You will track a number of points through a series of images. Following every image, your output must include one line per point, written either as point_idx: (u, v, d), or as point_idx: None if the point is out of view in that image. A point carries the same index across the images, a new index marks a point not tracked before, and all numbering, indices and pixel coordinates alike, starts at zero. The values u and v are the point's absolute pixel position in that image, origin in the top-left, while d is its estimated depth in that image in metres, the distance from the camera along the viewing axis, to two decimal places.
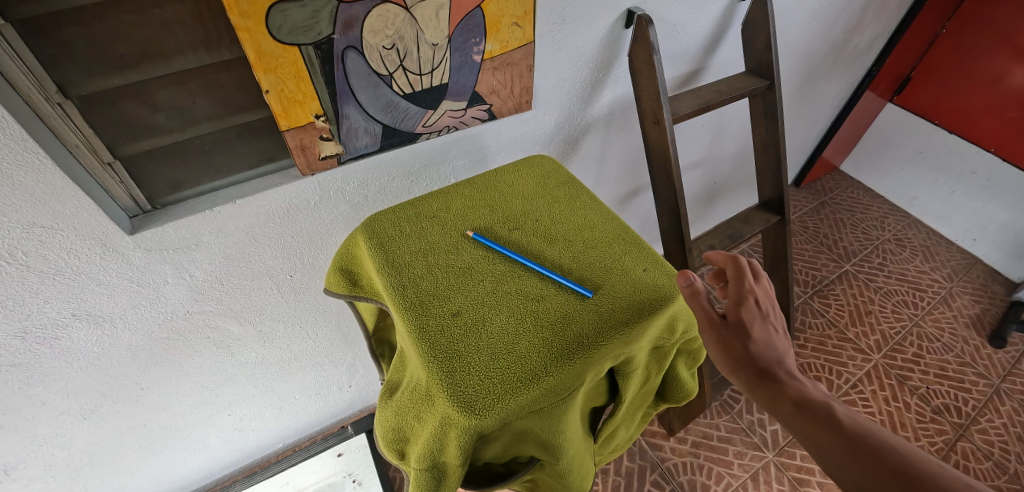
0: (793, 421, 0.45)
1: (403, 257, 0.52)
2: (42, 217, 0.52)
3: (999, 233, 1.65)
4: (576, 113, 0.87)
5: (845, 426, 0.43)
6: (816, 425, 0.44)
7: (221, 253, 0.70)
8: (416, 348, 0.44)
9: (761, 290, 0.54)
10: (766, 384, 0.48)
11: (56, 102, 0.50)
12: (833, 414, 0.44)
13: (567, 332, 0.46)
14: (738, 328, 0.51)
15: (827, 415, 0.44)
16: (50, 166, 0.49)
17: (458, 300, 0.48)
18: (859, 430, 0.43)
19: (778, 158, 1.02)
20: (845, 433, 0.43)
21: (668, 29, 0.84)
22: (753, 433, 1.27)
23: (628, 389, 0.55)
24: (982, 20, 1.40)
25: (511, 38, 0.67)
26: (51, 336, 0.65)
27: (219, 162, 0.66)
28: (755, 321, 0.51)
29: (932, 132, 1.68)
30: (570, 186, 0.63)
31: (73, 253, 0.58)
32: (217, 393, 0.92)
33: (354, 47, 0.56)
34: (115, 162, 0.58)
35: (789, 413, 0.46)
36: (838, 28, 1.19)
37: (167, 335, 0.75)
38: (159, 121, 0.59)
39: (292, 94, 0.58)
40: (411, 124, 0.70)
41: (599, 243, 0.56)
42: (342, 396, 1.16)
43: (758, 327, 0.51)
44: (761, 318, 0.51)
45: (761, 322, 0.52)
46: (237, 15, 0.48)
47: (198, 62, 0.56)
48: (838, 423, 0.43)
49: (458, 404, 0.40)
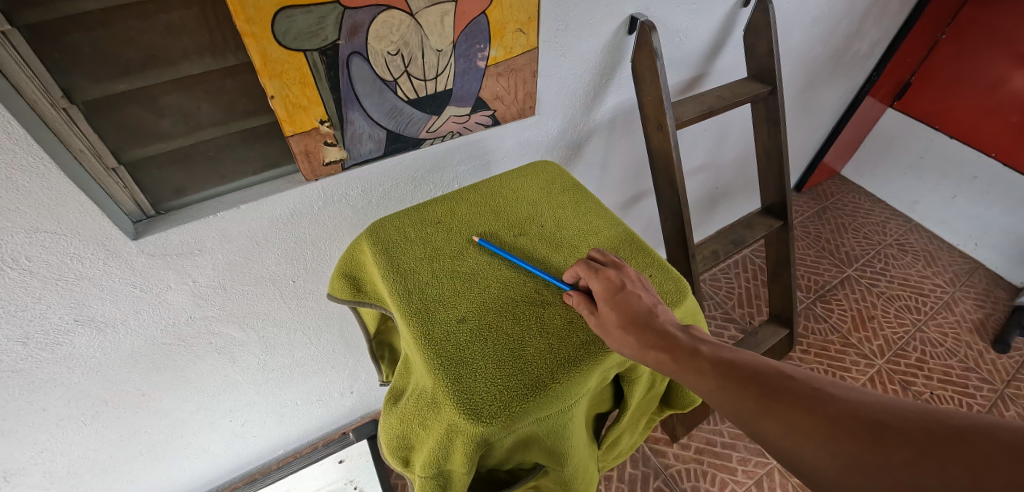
0: (693, 375, 0.40)
1: (408, 263, 0.52)
2: (46, 222, 0.52)
3: (1002, 238, 1.65)
4: (579, 119, 0.87)
5: (747, 366, 0.39)
6: (717, 376, 0.39)
7: (224, 259, 0.69)
8: (421, 354, 0.44)
9: (621, 270, 0.48)
10: (655, 348, 0.42)
11: (61, 107, 0.50)
12: (734, 358, 0.40)
13: (573, 338, 0.45)
14: (613, 304, 0.44)
15: (732, 364, 0.40)
16: (54, 171, 0.49)
17: (462, 307, 0.48)
18: (759, 365, 0.39)
19: (780, 163, 1.02)
20: (736, 373, 0.39)
21: (671, 35, 0.84)
22: None
23: (633, 395, 0.55)
24: (982, 26, 1.41)
25: (515, 44, 0.67)
26: (53, 342, 0.65)
27: (224, 168, 0.66)
28: (620, 295, 0.45)
29: (933, 137, 1.68)
30: (575, 191, 0.63)
31: (77, 258, 0.57)
32: (219, 399, 0.92)
33: (359, 53, 0.57)
34: (120, 168, 0.58)
35: (692, 369, 0.40)
36: (838, 35, 1.20)
37: (169, 340, 0.75)
38: (164, 126, 0.59)
39: (298, 100, 0.58)
40: (415, 130, 0.70)
41: (605, 248, 0.55)
42: (343, 402, 1.16)
43: (624, 298, 0.45)
44: (623, 291, 0.46)
45: (627, 294, 0.46)
46: (243, 21, 0.49)
47: (204, 68, 0.56)
48: (740, 367, 0.39)
49: (465, 411, 0.39)
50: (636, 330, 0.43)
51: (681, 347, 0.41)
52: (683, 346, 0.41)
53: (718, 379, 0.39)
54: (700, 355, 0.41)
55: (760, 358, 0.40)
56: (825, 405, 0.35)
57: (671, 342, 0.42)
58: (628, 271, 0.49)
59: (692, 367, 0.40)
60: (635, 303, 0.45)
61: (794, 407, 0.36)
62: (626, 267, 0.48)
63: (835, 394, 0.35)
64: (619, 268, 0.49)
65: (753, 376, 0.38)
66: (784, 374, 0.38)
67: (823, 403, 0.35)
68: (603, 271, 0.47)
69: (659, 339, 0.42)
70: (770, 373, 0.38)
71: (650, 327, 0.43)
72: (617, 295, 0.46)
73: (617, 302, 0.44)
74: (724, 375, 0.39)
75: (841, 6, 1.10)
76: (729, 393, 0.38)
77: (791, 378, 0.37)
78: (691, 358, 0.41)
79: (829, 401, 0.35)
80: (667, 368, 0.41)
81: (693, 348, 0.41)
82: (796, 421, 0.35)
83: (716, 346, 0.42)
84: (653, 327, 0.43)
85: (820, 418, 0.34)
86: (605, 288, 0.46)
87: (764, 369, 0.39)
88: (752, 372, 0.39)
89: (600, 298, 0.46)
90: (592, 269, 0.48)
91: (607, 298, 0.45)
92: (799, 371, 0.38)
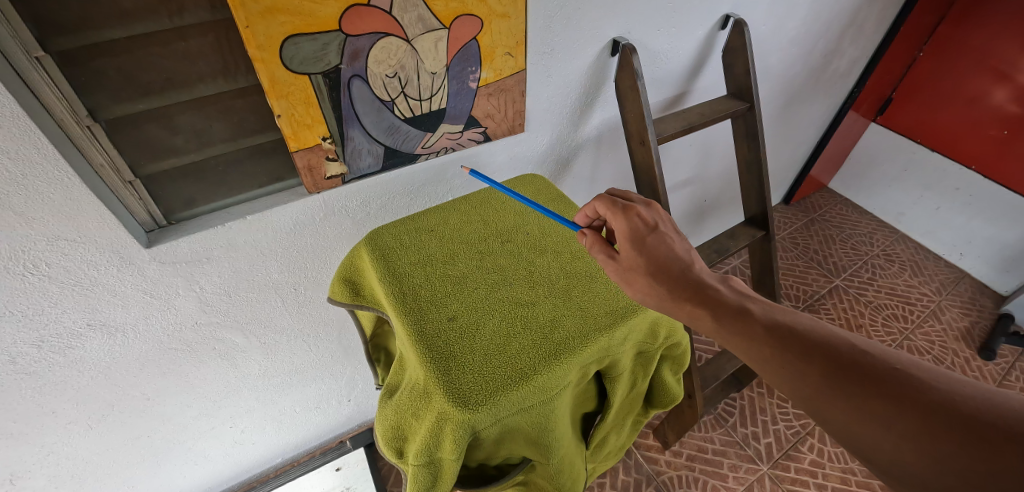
0: (753, 342, 0.46)
1: (403, 267, 0.56)
2: (66, 230, 0.56)
3: (985, 248, 1.70)
4: (567, 135, 0.92)
5: (810, 338, 0.45)
6: (778, 344, 0.45)
7: (230, 267, 0.73)
8: (414, 350, 0.47)
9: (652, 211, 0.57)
10: (705, 308, 0.49)
11: (85, 125, 0.55)
12: (793, 328, 0.46)
13: (554, 336, 0.49)
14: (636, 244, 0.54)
15: (792, 334, 0.46)
16: (77, 182, 0.53)
17: (453, 306, 0.52)
18: (827, 338, 0.45)
19: (760, 176, 1.07)
20: (803, 345, 0.45)
21: (652, 56, 0.89)
22: (747, 445, 1.29)
23: (615, 393, 0.58)
24: (958, 44, 1.48)
25: (504, 66, 0.73)
26: (66, 345, 0.68)
27: (231, 181, 0.70)
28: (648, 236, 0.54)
29: (915, 150, 1.74)
30: (559, 202, 0.67)
31: (93, 265, 0.61)
32: (220, 405, 0.95)
33: (359, 76, 0.61)
34: (136, 181, 0.62)
35: (755, 339, 0.46)
36: (817, 54, 1.26)
37: (175, 345, 0.79)
38: (178, 142, 0.63)
39: (302, 118, 0.62)
40: (411, 146, 0.74)
41: (585, 254, 0.59)
42: (341, 410, 1.18)
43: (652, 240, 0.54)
44: (652, 232, 0.55)
45: (655, 234, 0.55)
46: (254, 48, 0.53)
47: (216, 89, 0.61)
48: (804, 339, 0.45)
49: (453, 399, 0.43)
50: (664, 271, 0.52)
51: (739, 314, 0.48)
52: (738, 310, 0.49)
53: (779, 347, 0.45)
54: (759, 322, 0.47)
55: (820, 329, 0.46)
56: (892, 384, 0.40)
57: (726, 307, 0.49)
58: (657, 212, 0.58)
59: (752, 336, 0.46)
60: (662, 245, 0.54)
61: (864, 384, 0.41)
62: (654, 208, 0.57)
63: (911, 377, 0.40)
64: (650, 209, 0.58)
65: (818, 349, 0.44)
66: (847, 349, 0.43)
67: (892, 383, 0.40)
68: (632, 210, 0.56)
69: (713, 304, 0.49)
70: (846, 349, 0.43)
71: (678, 273, 0.52)
72: (645, 235, 0.55)
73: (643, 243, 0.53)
74: (787, 347, 0.45)
75: (816, 27, 1.16)
76: (792, 365, 0.44)
77: (856, 353, 0.43)
78: (749, 324, 0.47)
79: (896, 380, 0.40)
80: (729, 336, 0.48)
81: (748, 313, 0.48)
82: (864, 400, 0.40)
83: (772, 312, 0.49)
84: (692, 281, 0.51)
85: (889, 397, 0.39)
86: (636, 228, 0.55)
87: (829, 342, 0.44)
88: (816, 345, 0.44)
89: (627, 237, 0.55)
90: (623, 210, 0.56)
91: (640, 240, 0.54)
92: (871, 349, 0.43)
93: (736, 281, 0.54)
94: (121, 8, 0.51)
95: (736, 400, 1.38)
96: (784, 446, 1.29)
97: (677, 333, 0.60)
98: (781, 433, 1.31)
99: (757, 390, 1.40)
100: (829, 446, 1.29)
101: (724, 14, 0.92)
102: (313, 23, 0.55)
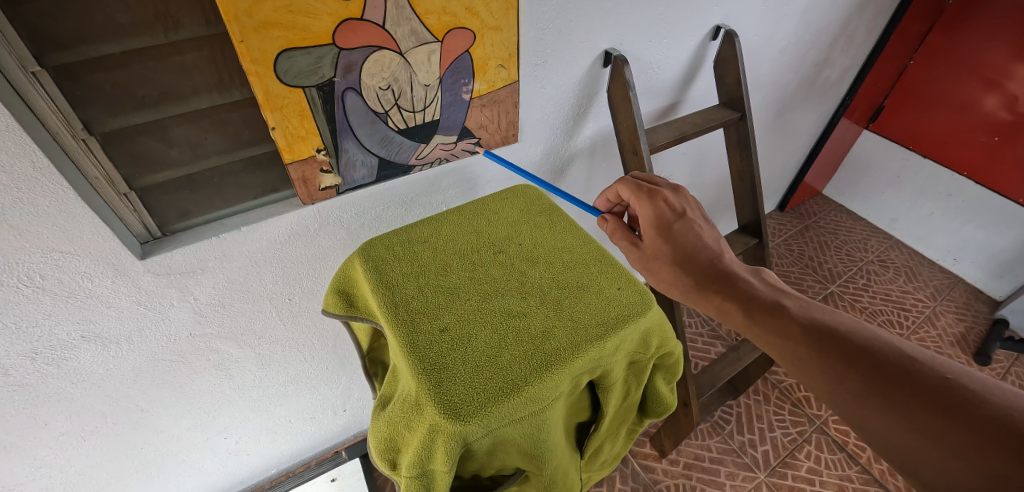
0: (789, 341, 0.55)
1: (395, 278, 0.57)
2: (60, 243, 0.57)
3: (978, 253, 1.71)
4: (561, 145, 0.93)
5: (850, 342, 0.52)
6: (816, 345, 0.53)
7: (224, 278, 0.73)
8: (405, 361, 0.48)
9: (677, 196, 0.68)
10: (734, 301, 0.59)
11: (81, 138, 0.55)
12: (836, 330, 0.54)
13: (545, 347, 0.49)
14: (662, 229, 0.65)
15: (831, 335, 0.53)
16: (71, 195, 0.54)
17: (445, 318, 0.52)
18: (874, 344, 0.52)
19: (754, 184, 1.08)
20: (847, 348, 0.52)
21: (644, 67, 0.90)
22: (744, 453, 1.29)
23: (607, 402, 0.59)
24: (948, 52, 1.49)
25: (497, 78, 0.74)
26: (60, 357, 0.68)
27: (226, 193, 0.71)
28: (675, 222, 0.65)
29: (907, 157, 1.75)
30: (551, 212, 0.68)
31: (87, 277, 0.61)
32: (214, 416, 0.94)
33: (353, 88, 0.62)
34: (131, 193, 0.62)
35: (795, 339, 0.54)
36: (808, 63, 1.28)
37: (170, 356, 0.78)
38: (172, 155, 0.63)
39: (296, 131, 0.63)
40: (405, 157, 0.75)
41: (576, 264, 0.60)
42: (336, 420, 1.17)
43: (679, 225, 0.65)
44: (679, 218, 0.65)
45: (682, 221, 0.65)
46: (248, 62, 0.54)
47: (211, 102, 0.61)
48: (843, 342, 0.52)
49: (444, 411, 0.43)
50: (687, 258, 0.63)
51: (776, 313, 0.57)
52: (772, 306, 0.58)
53: (819, 348, 0.53)
54: (797, 321, 0.56)
55: (859, 333, 0.53)
56: (935, 394, 0.46)
57: (760, 303, 0.59)
58: (683, 197, 0.68)
59: (787, 334, 0.55)
60: (688, 231, 0.64)
61: (902, 387, 0.48)
62: (684, 196, 0.67)
63: (956, 384, 0.46)
64: (674, 194, 0.69)
65: (859, 354, 0.51)
66: (889, 356, 0.50)
67: (935, 394, 0.46)
68: (659, 196, 0.67)
69: (746, 300, 0.59)
70: (894, 354, 0.50)
71: (700, 259, 0.63)
72: (673, 222, 0.65)
73: (671, 230, 0.64)
74: (827, 350, 0.52)
75: (807, 37, 1.18)
76: (832, 368, 0.51)
77: (898, 360, 0.49)
78: (786, 322, 0.56)
79: (939, 390, 0.46)
80: (769, 334, 0.56)
81: (784, 311, 0.57)
82: (907, 409, 0.47)
83: (809, 312, 0.57)
84: (718, 271, 0.62)
85: (932, 407, 0.45)
86: (664, 214, 0.66)
87: (870, 347, 0.51)
88: (858, 349, 0.51)
89: (655, 224, 0.66)
90: (651, 197, 0.67)
91: (668, 228, 0.65)
92: (921, 358, 0.49)
93: (768, 273, 0.63)
94: (116, 24, 0.51)
95: (732, 407, 1.38)
96: (782, 454, 1.28)
97: (670, 342, 0.61)
98: (778, 440, 1.31)
99: (753, 397, 1.40)
100: (826, 453, 1.28)
101: (715, 25, 0.93)
102: (308, 37, 0.56)
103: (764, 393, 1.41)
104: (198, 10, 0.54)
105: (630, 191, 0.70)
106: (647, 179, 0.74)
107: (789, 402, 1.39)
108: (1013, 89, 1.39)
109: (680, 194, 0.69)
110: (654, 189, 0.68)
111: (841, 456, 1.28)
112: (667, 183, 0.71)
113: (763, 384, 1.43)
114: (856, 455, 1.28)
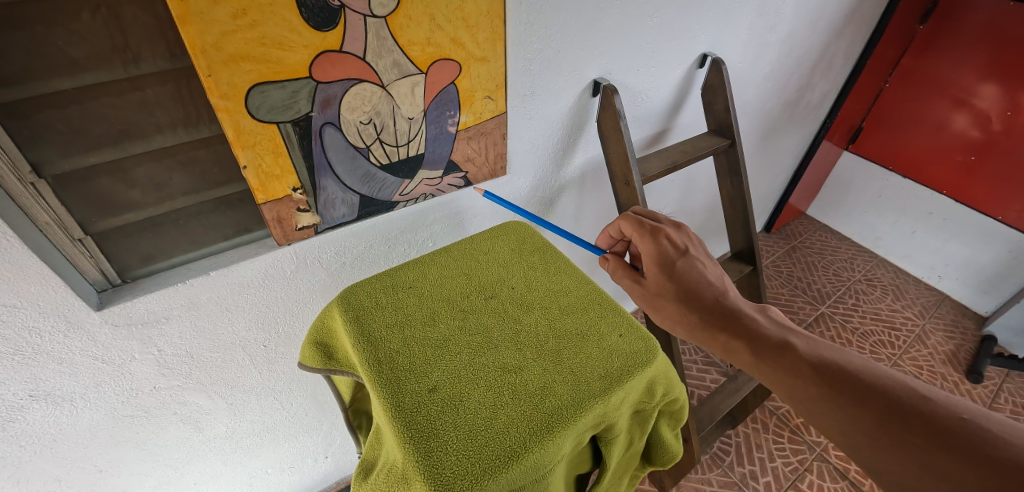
0: (799, 381, 0.52)
1: (378, 331, 0.52)
2: (5, 296, 0.51)
3: (962, 270, 1.72)
4: (551, 176, 0.90)
5: (861, 381, 0.49)
6: (827, 385, 0.50)
7: (192, 326, 0.68)
8: (391, 427, 0.43)
9: (678, 233, 0.66)
10: (741, 340, 0.56)
11: (28, 182, 0.50)
12: (847, 369, 0.51)
13: (544, 405, 0.45)
14: (665, 267, 0.63)
15: (843, 375, 0.50)
16: (16, 244, 0.48)
17: (435, 375, 0.47)
18: (886, 381, 0.49)
19: (746, 211, 1.07)
20: (864, 390, 0.49)
21: (633, 96, 0.89)
22: (747, 486, 1.24)
23: (611, 456, 0.54)
24: (920, 74, 1.53)
25: (484, 110, 0.71)
26: (5, 419, 0.61)
27: (194, 235, 0.66)
28: (678, 259, 0.63)
29: (887, 177, 1.78)
30: (543, 251, 0.65)
31: (36, 333, 0.55)
32: (183, 472, 0.87)
33: (331, 123, 0.58)
34: (86, 238, 0.57)
35: (804, 379, 0.51)
36: (790, 88, 1.29)
37: (130, 412, 0.71)
38: (135, 195, 0.59)
39: (270, 169, 0.58)
40: (388, 194, 0.71)
41: (575, 309, 0.56)
42: (317, 468, 1.09)
43: (682, 263, 0.63)
44: (681, 255, 0.63)
45: (684, 257, 0.63)
46: (216, 97, 0.50)
47: (177, 140, 0.57)
48: (855, 381, 0.50)
49: (435, 487, 0.38)
50: (692, 296, 0.61)
51: (784, 352, 0.54)
52: (778, 345, 0.55)
53: (829, 388, 0.50)
54: (805, 359, 0.53)
55: (871, 371, 0.50)
56: (952, 436, 0.44)
57: (767, 342, 0.55)
58: (685, 234, 0.67)
59: (798, 373, 0.52)
60: (691, 268, 0.62)
61: (917, 431, 0.45)
62: (685, 231, 0.66)
63: (974, 424, 0.44)
64: (676, 230, 0.67)
65: (872, 393, 0.48)
66: (902, 396, 0.48)
67: (953, 436, 0.44)
68: (661, 232, 0.65)
69: (753, 338, 0.56)
70: (909, 394, 0.48)
71: (707, 297, 0.61)
72: (675, 259, 0.63)
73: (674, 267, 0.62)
74: (839, 390, 0.50)
75: (789, 63, 1.19)
76: (844, 410, 0.48)
77: (912, 401, 0.47)
78: (794, 362, 0.53)
79: (956, 433, 0.44)
80: (779, 374, 0.53)
81: (792, 350, 0.54)
82: (925, 452, 0.44)
83: (818, 349, 0.54)
84: (723, 308, 0.59)
85: (952, 449, 0.43)
86: (668, 252, 0.64)
87: (885, 387, 0.49)
88: (871, 389, 0.49)
89: (657, 261, 0.64)
90: (650, 232, 0.66)
91: (671, 265, 0.63)
92: (935, 397, 0.47)
93: (773, 310, 0.61)
94: (68, 58, 0.47)
95: (731, 438, 1.34)
96: (784, 484, 1.24)
97: (675, 389, 0.57)
98: (780, 471, 1.27)
99: (751, 425, 1.36)
100: (828, 482, 1.24)
101: (702, 53, 0.93)
102: (282, 70, 0.52)
103: (763, 421, 1.38)
104: (160, 42, 0.50)
105: (632, 227, 0.68)
106: (648, 215, 0.72)
107: (788, 430, 1.36)
108: (984, 108, 1.43)
109: (682, 230, 0.67)
110: (655, 225, 0.67)
111: (843, 484, 1.24)
112: (669, 218, 0.70)
113: (762, 411, 1.39)
114: (858, 482, 1.24)
